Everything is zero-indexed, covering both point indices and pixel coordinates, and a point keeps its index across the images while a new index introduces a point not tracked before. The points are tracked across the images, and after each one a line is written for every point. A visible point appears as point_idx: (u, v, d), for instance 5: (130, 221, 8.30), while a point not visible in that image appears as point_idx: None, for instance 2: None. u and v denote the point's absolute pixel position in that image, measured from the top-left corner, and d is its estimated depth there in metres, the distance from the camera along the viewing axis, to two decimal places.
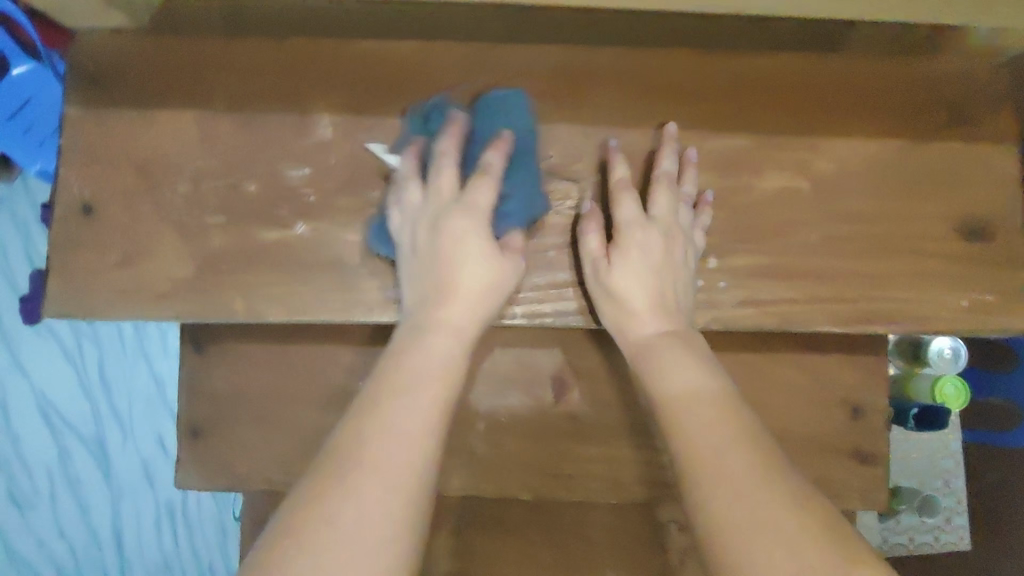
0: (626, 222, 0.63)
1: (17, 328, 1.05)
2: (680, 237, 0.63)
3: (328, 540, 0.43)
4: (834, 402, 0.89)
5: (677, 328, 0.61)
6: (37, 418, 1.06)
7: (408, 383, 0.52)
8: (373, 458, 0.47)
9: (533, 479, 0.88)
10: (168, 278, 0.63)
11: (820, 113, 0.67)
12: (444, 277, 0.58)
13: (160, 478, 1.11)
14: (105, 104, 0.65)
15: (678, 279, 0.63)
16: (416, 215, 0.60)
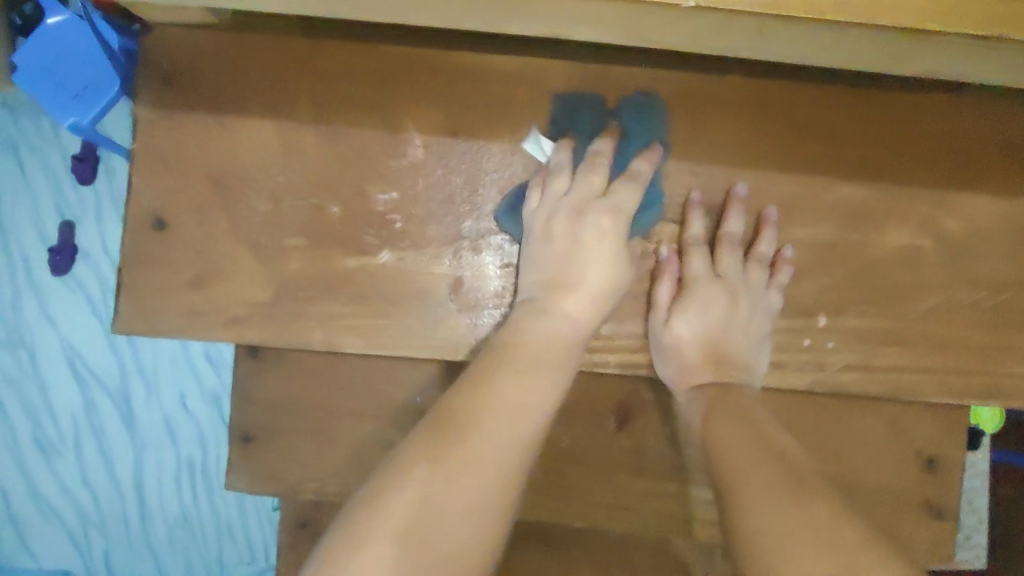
0: (689, 278, 0.59)
1: (47, 279, 1.00)
2: (745, 302, 0.59)
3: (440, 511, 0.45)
4: (908, 453, 0.83)
5: (732, 383, 0.57)
6: (63, 366, 1.01)
7: (517, 391, 0.51)
8: (469, 466, 0.47)
9: (588, 509, 0.84)
10: (242, 301, 0.59)
11: (950, 164, 0.60)
12: (573, 271, 0.57)
13: (182, 434, 1.03)
14: (179, 107, 0.59)
15: (745, 342, 0.59)
16: (588, 203, 0.57)
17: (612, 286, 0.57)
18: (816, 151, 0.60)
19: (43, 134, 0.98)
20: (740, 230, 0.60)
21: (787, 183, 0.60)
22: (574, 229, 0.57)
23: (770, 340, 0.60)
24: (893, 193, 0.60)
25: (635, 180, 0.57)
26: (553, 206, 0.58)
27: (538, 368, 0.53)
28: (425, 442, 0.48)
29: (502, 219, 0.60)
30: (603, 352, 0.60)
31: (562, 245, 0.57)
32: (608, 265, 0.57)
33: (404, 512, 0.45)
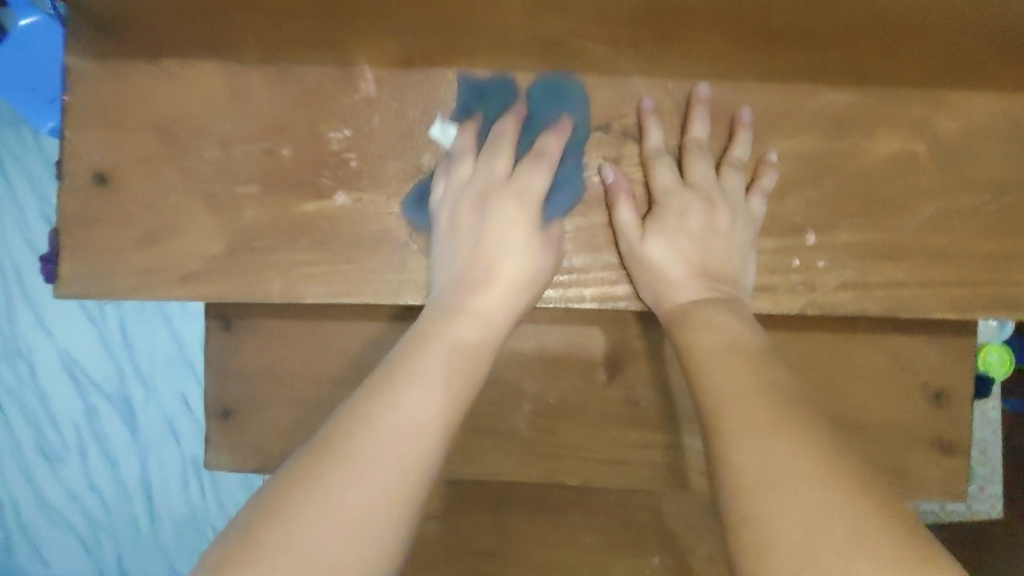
0: (657, 190, 0.55)
1: (40, 288, 1.00)
2: (723, 208, 0.55)
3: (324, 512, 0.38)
4: (915, 385, 0.79)
5: (715, 295, 0.54)
6: (62, 375, 1.02)
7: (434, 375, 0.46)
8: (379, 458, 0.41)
9: (584, 464, 0.80)
10: (196, 256, 0.56)
11: (939, 62, 0.56)
12: (483, 265, 0.54)
13: (185, 434, 1.03)
14: (117, 54, 0.56)
15: (727, 250, 0.55)
16: (495, 190, 0.55)
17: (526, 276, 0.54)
18: (793, 56, 0.56)
19: (25, 144, 0.98)
20: (705, 136, 0.56)
21: (764, 94, 0.57)
22: (481, 217, 0.54)
23: (754, 249, 0.57)
24: (878, 95, 0.57)
25: (543, 159, 0.54)
26: (456, 196, 0.55)
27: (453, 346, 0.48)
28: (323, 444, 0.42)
29: (409, 215, 0.56)
30: (579, 286, 0.56)
31: (467, 237, 0.54)
32: (521, 252, 0.54)
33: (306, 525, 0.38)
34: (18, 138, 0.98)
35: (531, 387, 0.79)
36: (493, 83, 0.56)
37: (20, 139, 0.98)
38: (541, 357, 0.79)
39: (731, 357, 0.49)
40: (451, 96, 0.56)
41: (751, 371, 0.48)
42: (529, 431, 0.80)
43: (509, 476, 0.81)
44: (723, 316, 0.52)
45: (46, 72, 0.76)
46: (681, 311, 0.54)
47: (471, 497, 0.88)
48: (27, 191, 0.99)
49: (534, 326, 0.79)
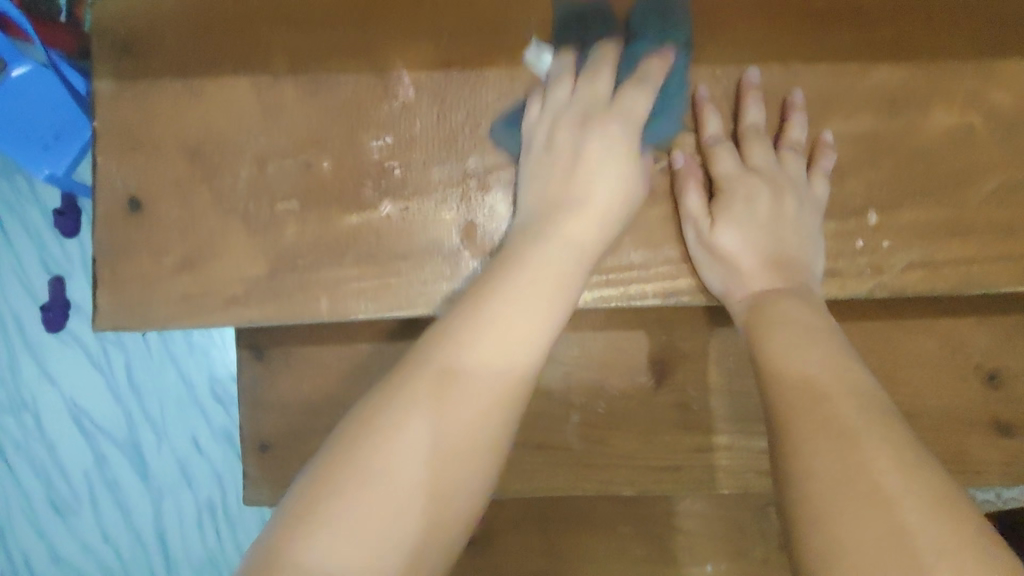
0: (719, 177, 0.53)
1: (41, 336, 0.97)
2: (787, 192, 0.53)
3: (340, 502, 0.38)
4: (968, 367, 0.77)
5: (786, 284, 0.52)
6: (68, 424, 0.98)
7: (516, 315, 0.46)
8: (446, 415, 0.42)
9: (636, 473, 0.77)
10: (237, 280, 0.53)
11: (985, 30, 0.55)
12: (575, 189, 0.52)
13: (197, 476, 0.99)
14: (142, 77, 0.54)
15: (796, 235, 0.53)
16: (591, 111, 0.52)
17: (622, 203, 0.52)
18: (839, 34, 0.55)
19: (21, 193, 0.96)
20: (761, 120, 0.54)
21: (816, 75, 0.55)
22: (578, 141, 0.52)
23: (820, 234, 0.54)
24: (931, 70, 0.55)
25: (645, 84, 0.52)
26: (554, 118, 0.53)
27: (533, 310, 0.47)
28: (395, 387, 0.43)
29: (499, 134, 0.54)
30: (640, 282, 0.54)
31: (562, 162, 0.52)
32: (615, 177, 0.52)
33: (366, 477, 0.39)
34: (13, 187, 0.95)
35: (578, 397, 0.77)
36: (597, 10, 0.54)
37: (16, 188, 0.96)
38: (585, 366, 0.77)
39: (810, 350, 0.47)
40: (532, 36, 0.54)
41: (833, 362, 0.46)
42: (578, 443, 0.77)
43: (561, 490, 0.78)
44: (798, 306, 0.50)
45: (41, 117, 0.71)
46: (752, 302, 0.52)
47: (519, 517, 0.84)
48: (26, 239, 0.96)
49: (577, 333, 0.77)
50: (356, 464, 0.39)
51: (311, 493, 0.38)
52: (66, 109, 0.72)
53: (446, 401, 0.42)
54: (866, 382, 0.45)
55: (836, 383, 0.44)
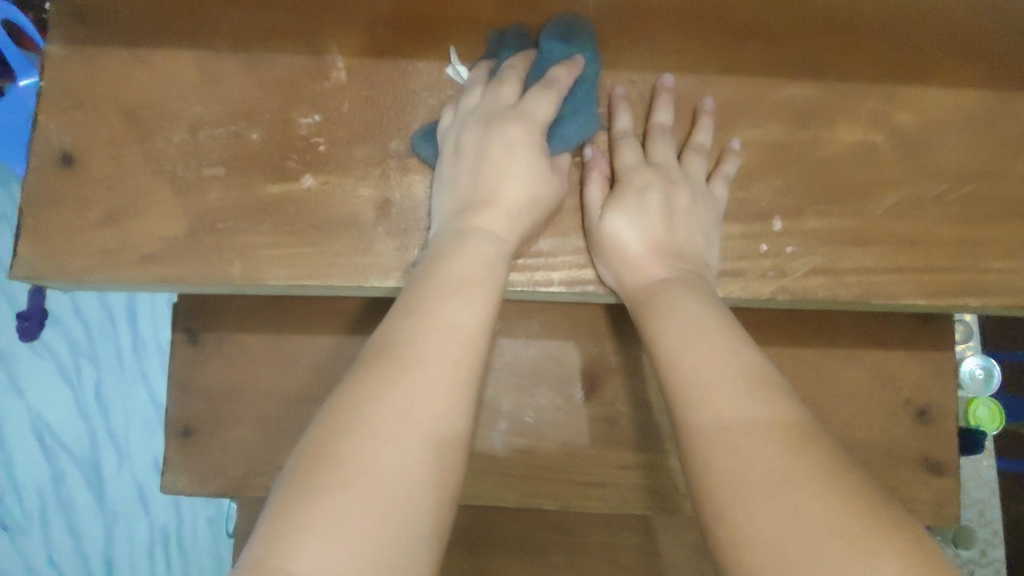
0: (622, 167, 0.56)
1: (11, 345, 1.08)
2: (682, 186, 0.56)
3: (319, 506, 0.39)
4: (898, 402, 0.77)
5: (679, 272, 0.54)
6: (29, 438, 1.09)
7: (456, 306, 0.48)
8: (404, 397, 0.43)
9: (560, 488, 0.75)
10: (156, 237, 0.55)
11: (892, 58, 0.59)
12: (485, 190, 0.54)
13: (155, 502, 1.15)
14: (92, 44, 0.57)
15: (688, 229, 0.56)
16: (496, 113, 0.54)
17: (530, 204, 0.53)
18: (752, 50, 0.58)
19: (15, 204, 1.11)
20: (670, 122, 0.58)
21: (726, 88, 0.58)
22: (482, 140, 0.54)
23: (719, 232, 0.57)
24: (838, 90, 0.59)
25: (552, 87, 0.54)
26: (464, 122, 0.55)
27: (472, 287, 0.49)
28: (341, 411, 0.43)
29: (414, 143, 0.56)
30: (546, 267, 0.56)
31: (465, 162, 0.55)
32: (524, 176, 0.54)
33: (336, 511, 0.39)
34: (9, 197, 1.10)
35: (505, 404, 0.76)
36: (572, 22, 0.57)
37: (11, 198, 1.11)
38: (515, 374, 0.76)
39: (700, 343, 0.49)
40: (451, 47, 0.58)
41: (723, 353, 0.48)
42: (503, 452, 0.76)
43: (483, 500, 0.76)
44: (686, 293, 0.53)
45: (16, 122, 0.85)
46: (644, 288, 0.54)
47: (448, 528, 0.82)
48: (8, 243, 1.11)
49: (509, 339, 0.77)
50: (327, 460, 0.41)
51: (292, 505, 0.39)
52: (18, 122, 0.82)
53: (404, 380, 0.44)
54: (757, 367, 0.47)
55: (726, 372, 0.47)
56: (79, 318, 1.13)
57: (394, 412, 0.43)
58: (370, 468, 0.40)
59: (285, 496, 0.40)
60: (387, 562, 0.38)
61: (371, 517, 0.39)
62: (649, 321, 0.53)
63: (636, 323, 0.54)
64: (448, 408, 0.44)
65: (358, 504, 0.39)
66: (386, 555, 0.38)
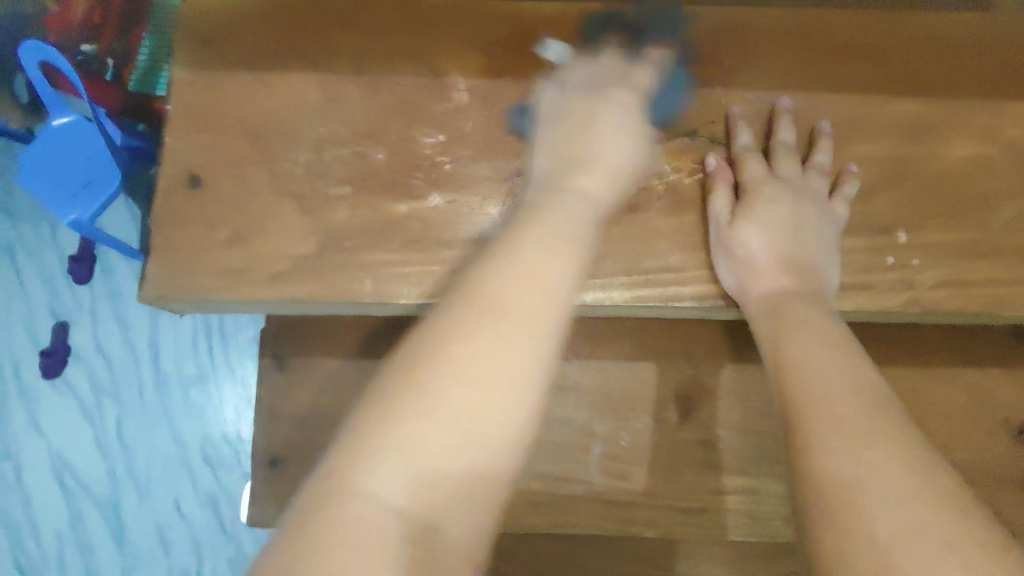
0: (747, 181, 0.56)
1: (35, 383, 1.10)
2: (809, 200, 0.55)
3: (385, 439, 0.37)
4: (994, 421, 0.76)
5: (804, 288, 0.54)
6: (50, 478, 1.09)
7: (545, 260, 0.44)
8: (489, 348, 0.40)
9: (658, 514, 0.73)
10: (283, 257, 0.54)
11: (993, 76, 0.60)
12: (588, 151, 0.52)
13: (175, 544, 1.09)
14: (218, 67, 0.58)
15: (815, 243, 0.55)
16: (600, 85, 0.55)
17: (628, 170, 0.53)
18: (861, 69, 0.60)
19: (41, 238, 1.12)
20: (792, 141, 0.58)
21: (841, 104, 0.59)
22: (586, 107, 0.53)
23: (837, 250, 0.56)
24: (946, 106, 0.60)
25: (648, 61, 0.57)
26: (565, 93, 0.55)
27: (560, 245, 0.45)
28: (431, 339, 0.40)
29: (509, 120, 0.57)
30: (677, 283, 0.55)
31: (566, 124, 0.53)
32: (625, 143, 0.53)
33: (412, 452, 0.37)
34: (36, 233, 1.12)
35: (600, 428, 0.74)
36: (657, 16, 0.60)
37: (38, 233, 1.12)
38: (609, 397, 0.75)
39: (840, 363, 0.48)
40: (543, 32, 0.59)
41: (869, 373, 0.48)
42: (599, 478, 0.74)
43: (578, 529, 0.74)
44: (809, 310, 0.52)
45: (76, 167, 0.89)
46: (774, 299, 0.53)
47: (552, 557, 0.79)
48: (35, 276, 1.11)
49: (601, 362, 0.76)
50: (401, 390, 0.39)
51: (364, 425, 0.38)
52: (96, 163, 0.89)
53: (491, 328, 0.40)
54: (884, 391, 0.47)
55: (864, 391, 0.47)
56: (99, 354, 1.11)
57: (481, 356, 0.39)
58: (447, 409, 0.38)
59: (359, 415, 0.39)
60: (448, 511, 0.38)
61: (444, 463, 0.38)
62: (781, 330, 0.52)
63: (762, 333, 0.53)
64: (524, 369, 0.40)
65: (435, 450, 0.38)
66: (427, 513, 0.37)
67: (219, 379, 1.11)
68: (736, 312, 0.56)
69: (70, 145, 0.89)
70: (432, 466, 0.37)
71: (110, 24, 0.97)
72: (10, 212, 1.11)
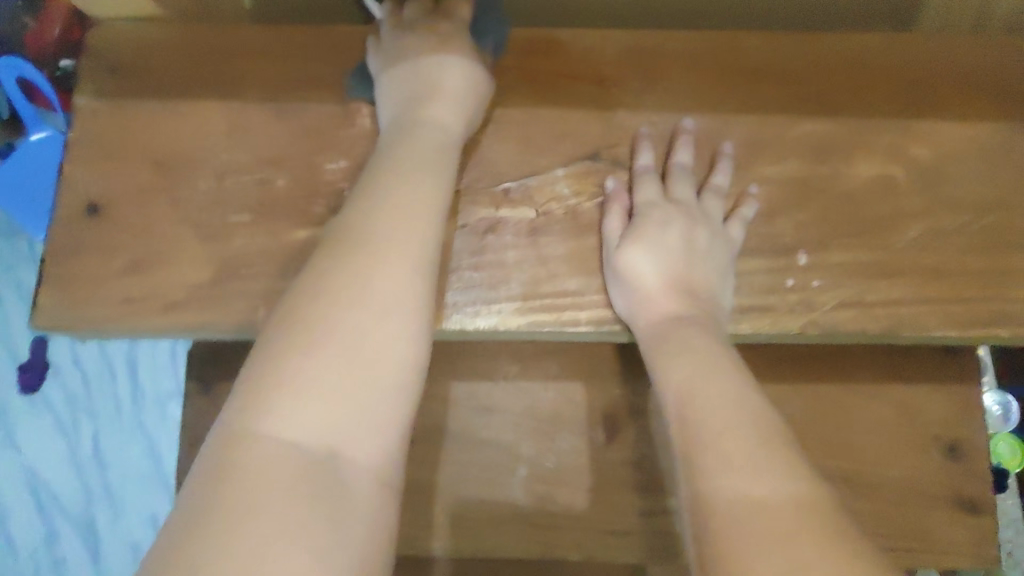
0: (641, 204, 0.57)
1: (11, 401, 1.10)
2: (702, 224, 0.56)
3: (272, 392, 0.39)
4: (927, 438, 0.74)
5: (694, 313, 0.54)
6: (26, 495, 1.08)
7: (408, 204, 0.47)
8: (355, 287, 0.43)
9: (587, 536, 0.73)
10: (180, 285, 0.54)
11: (902, 95, 0.60)
12: (435, 94, 0.54)
13: (149, 562, 1.07)
14: (121, 95, 0.58)
15: (706, 266, 0.55)
16: (413, 37, 0.56)
17: (473, 101, 0.56)
18: (767, 91, 0.60)
19: (20, 257, 1.13)
20: (691, 163, 0.58)
21: (745, 127, 0.59)
22: (408, 63, 0.55)
23: (733, 273, 0.57)
24: (852, 125, 0.59)
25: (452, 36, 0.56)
26: (387, 54, 0.56)
27: (426, 188, 0.48)
28: (295, 302, 0.43)
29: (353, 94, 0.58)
30: (574, 307, 0.55)
31: (408, 77, 0.55)
32: (467, 79, 0.55)
33: (295, 414, 0.39)
34: (13, 251, 1.13)
35: (527, 449, 0.74)
36: None
37: (16, 253, 1.13)
38: (536, 418, 0.74)
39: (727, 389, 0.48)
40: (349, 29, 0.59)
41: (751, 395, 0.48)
42: (525, 499, 0.73)
43: (505, 551, 0.73)
44: (696, 334, 0.52)
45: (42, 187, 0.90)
46: (662, 321, 0.53)
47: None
48: (12, 294, 1.12)
49: (528, 382, 0.76)
50: (274, 347, 0.41)
51: (250, 390, 0.39)
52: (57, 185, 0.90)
53: (355, 268, 0.43)
54: (768, 414, 0.47)
55: (745, 411, 0.46)
56: (77, 370, 1.11)
57: (347, 296, 0.42)
58: (324, 343, 0.40)
59: (240, 386, 0.40)
60: (347, 454, 0.39)
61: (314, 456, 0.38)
62: (667, 353, 0.52)
63: (647, 356, 0.53)
64: (397, 290, 0.43)
65: (318, 407, 0.39)
66: (336, 437, 0.39)
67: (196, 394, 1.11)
68: (631, 336, 0.56)
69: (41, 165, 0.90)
70: (327, 395, 0.39)
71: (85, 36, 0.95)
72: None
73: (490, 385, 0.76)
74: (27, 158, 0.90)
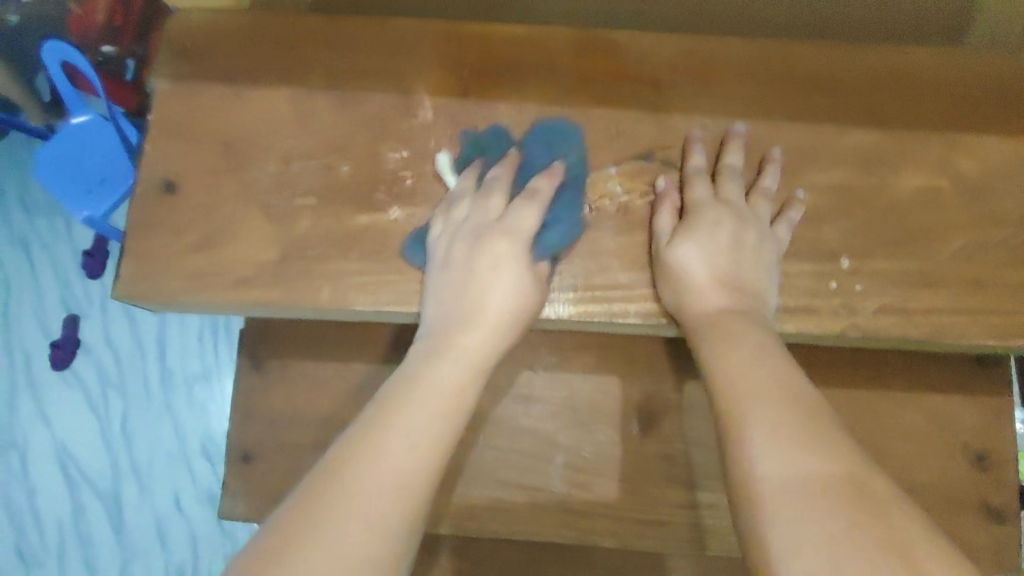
0: (692, 202, 0.58)
1: (44, 375, 1.14)
2: (751, 225, 0.57)
3: (347, 471, 0.45)
4: (956, 446, 0.76)
5: (739, 309, 0.55)
6: (53, 466, 1.12)
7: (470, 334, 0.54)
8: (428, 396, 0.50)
9: (619, 526, 0.75)
10: (249, 263, 0.57)
11: (949, 108, 0.61)
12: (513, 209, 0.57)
13: (172, 535, 1.11)
14: (195, 79, 0.61)
15: (753, 265, 0.57)
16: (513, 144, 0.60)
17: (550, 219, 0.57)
18: (818, 98, 0.61)
19: (57, 233, 1.16)
20: (741, 165, 0.60)
21: (794, 133, 0.61)
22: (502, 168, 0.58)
23: (779, 274, 0.58)
24: (900, 135, 0.61)
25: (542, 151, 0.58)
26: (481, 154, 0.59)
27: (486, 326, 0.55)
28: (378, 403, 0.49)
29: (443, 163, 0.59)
30: (623, 301, 0.58)
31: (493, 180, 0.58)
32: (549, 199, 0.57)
33: (358, 491, 0.44)
34: (50, 228, 1.16)
35: (561, 437, 0.76)
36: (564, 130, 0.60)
37: (53, 228, 1.16)
38: (571, 408, 0.77)
39: (770, 386, 0.50)
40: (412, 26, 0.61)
41: (794, 390, 0.50)
42: (557, 485, 0.75)
43: (536, 535, 0.76)
44: (742, 329, 0.54)
45: (88, 165, 0.89)
46: (709, 316, 0.55)
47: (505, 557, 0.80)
48: (48, 270, 1.15)
49: (565, 373, 0.78)
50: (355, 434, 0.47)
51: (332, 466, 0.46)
52: (114, 160, 0.89)
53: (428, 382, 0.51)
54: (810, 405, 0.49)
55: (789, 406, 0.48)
56: (108, 347, 1.14)
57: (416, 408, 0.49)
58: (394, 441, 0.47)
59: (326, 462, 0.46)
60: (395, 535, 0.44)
61: (401, 488, 0.46)
62: (713, 347, 0.54)
63: (693, 349, 0.56)
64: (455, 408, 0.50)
65: (379, 488, 0.45)
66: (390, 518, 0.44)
67: (221, 371, 1.14)
68: (676, 330, 0.58)
69: (91, 142, 0.89)
70: (393, 477, 0.45)
71: (131, 25, 0.95)
72: (27, 204, 1.16)
73: (529, 375, 0.78)
74: (69, 139, 0.89)
